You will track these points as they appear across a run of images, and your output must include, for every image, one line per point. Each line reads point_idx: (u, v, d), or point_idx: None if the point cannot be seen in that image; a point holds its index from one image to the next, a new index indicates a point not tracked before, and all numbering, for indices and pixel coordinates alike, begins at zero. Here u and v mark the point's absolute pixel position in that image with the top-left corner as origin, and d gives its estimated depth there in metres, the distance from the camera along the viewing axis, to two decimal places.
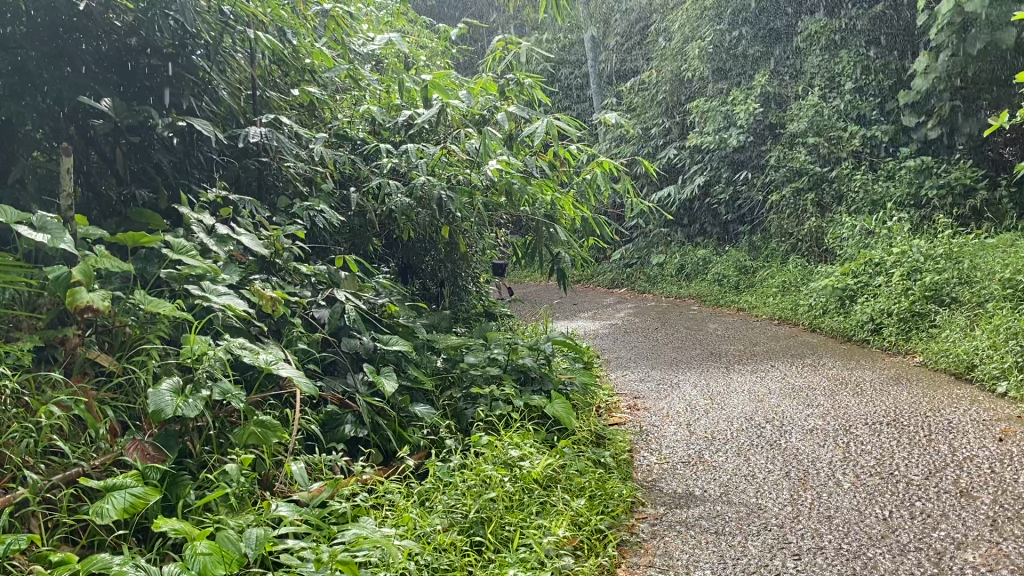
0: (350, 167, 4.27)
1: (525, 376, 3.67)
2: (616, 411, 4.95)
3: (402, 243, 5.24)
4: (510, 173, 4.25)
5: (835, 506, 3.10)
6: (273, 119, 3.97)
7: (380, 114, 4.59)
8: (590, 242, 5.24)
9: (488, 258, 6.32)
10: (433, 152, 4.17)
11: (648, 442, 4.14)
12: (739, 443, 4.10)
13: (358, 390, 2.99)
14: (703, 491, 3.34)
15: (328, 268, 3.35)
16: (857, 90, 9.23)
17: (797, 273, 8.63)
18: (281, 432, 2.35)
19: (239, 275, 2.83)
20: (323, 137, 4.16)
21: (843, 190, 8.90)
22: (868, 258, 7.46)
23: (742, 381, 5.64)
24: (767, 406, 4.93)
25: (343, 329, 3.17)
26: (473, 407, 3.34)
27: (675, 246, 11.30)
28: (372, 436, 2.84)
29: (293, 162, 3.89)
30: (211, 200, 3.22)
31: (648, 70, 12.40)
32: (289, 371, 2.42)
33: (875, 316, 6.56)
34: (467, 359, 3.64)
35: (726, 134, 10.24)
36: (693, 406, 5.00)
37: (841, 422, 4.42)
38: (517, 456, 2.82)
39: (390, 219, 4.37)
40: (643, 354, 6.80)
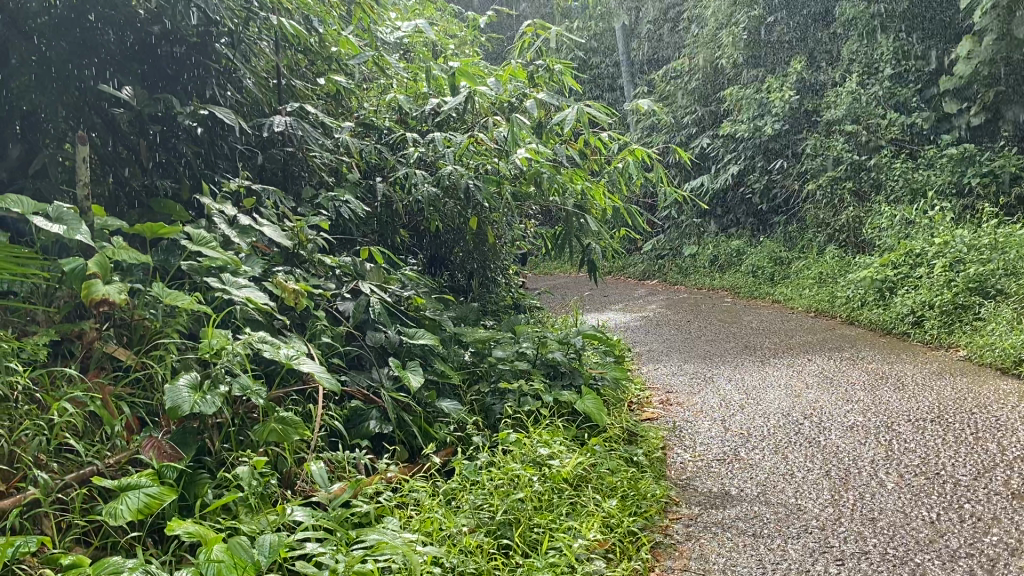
0: (376, 157, 4.20)
1: (555, 371, 3.58)
2: (649, 406, 4.84)
3: (430, 235, 5.16)
4: (540, 162, 4.15)
5: (879, 508, 2.97)
6: (299, 108, 3.91)
7: (407, 103, 4.51)
8: (623, 233, 5.12)
9: (518, 249, 6.23)
10: (460, 140, 4.06)
11: (681, 439, 4.03)
12: (776, 440, 3.97)
13: (383, 385, 2.92)
14: (740, 490, 3.23)
15: (353, 260, 3.28)
16: (897, 76, 8.99)
17: (834, 264, 8.44)
18: (303, 429, 2.28)
19: (261, 267, 2.77)
20: (349, 127, 4.09)
21: (882, 179, 8.68)
22: (908, 249, 7.26)
23: (778, 375, 5.50)
24: (804, 401, 4.79)
25: (368, 323, 3.09)
26: (501, 402, 3.26)
27: (709, 237, 11.13)
28: (397, 433, 2.76)
29: (319, 152, 3.83)
30: (234, 190, 3.16)
31: (681, 57, 12.20)
32: (311, 366, 2.34)
33: (916, 308, 6.37)
34: (495, 353, 3.55)
35: (761, 122, 10.05)
36: (728, 401, 4.87)
37: (882, 419, 4.27)
38: (547, 455, 2.73)
39: (417, 211, 4.29)
40: (676, 347, 6.68)
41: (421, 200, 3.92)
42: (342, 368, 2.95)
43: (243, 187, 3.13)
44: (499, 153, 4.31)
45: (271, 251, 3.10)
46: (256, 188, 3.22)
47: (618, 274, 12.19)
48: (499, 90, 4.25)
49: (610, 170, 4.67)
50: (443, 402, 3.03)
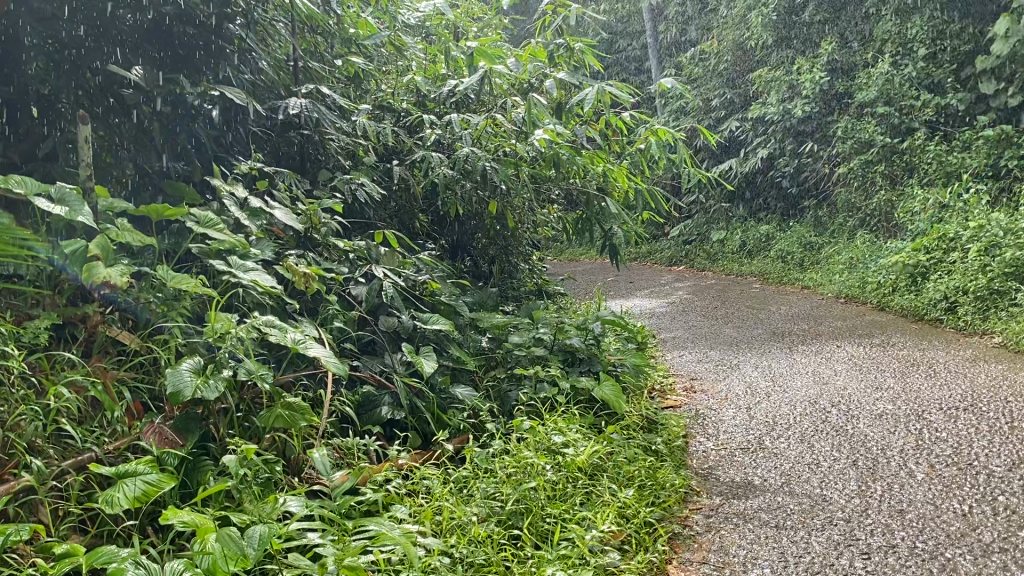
0: (393, 139, 4.14)
1: (573, 357, 3.50)
2: (672, 394, 4.75)
3: (450, 219, 5.10)
4: (559, 144, 4.06)
5: (908, 500, 2.86)
6: (314, 89, 3.85)
7: (426, 84, 4.44)
8: (646, 216, 5.02)
9: (541, 234, 6.15)
10: (477, 121, 3.97)
11: (705, 427, 3.94)
12: (801, 428, 3.87)
13: (395, 370, 2.85)
14: (764, 480, 3.14)
15: (367, 244, 3.22)
16: (932, 56, 8.77)
17: (866, 249, 8.26)
18: (309, 415, 2.21)
19: (271, 250, 2.71)
20: (366, 109, 4.03)
21: (915, 162, 8.48)
22: (942, 233, 7.08)
23: (806, 362, 5.38)
24: (832, 388, 4.68)
25: (381, 308, 3.03)
26: (517, 389, 3.19)
27: (737, 222, 10.96)
28: (409, 419, 2.70)
29: (335, 134, 3.77)
30: (246, 172, 3.11)
31: (709, 39, 12.01)
32: (318, 351, 2.28)
33: (949, 294, 6.22)
34: (512, 339, 3.48)
35: (790, 105, 9.86)
36: (753, 389, 4.77)
37: (912, 407, 4.15)
38: (561, 443, 2.66)
39: (435, 194, 4.23)
40: (701, 334, 6.57)
41: (438, 182, 3.85)
42: (354, 353, 2.89)
43: (255, 169, 3.08)
44: (519, 135, 4.23)
45: (283, 234, 3.04)
46: (268, 170, 3.17)
47: (645, 260, 12.06)
48: (519, 70, 4.18)
49: (632, 152, 4.57)
50: (457, 389, 2.97)
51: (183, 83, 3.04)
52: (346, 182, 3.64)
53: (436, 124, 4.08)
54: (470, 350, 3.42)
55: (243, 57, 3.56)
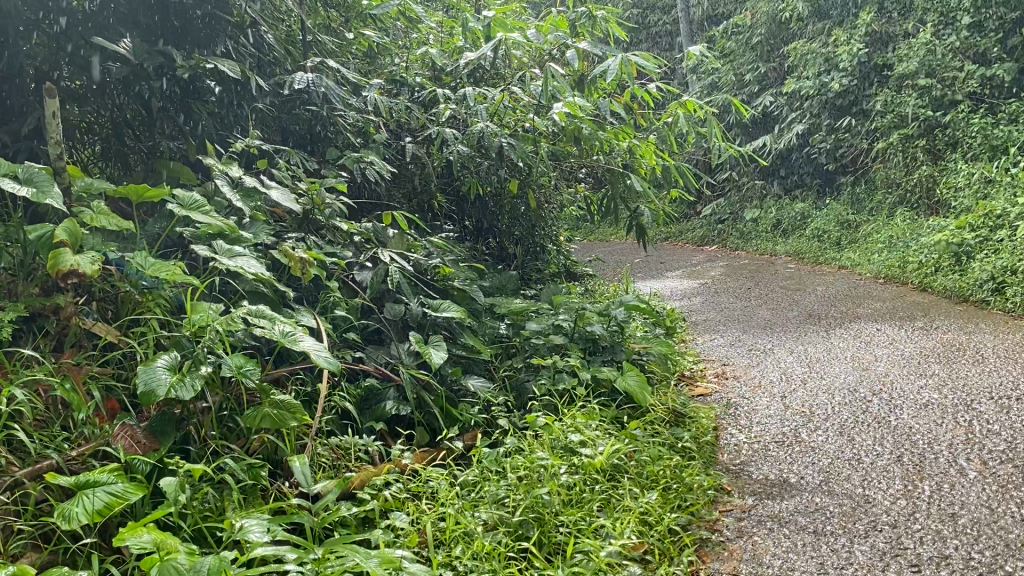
0: (406, 115, 3.93)
1: (595, 346, 3.28)
2: (702, 381, 4.52)
3: (469, 199, 4.88)
4: (580, 118, 3.82)
5: (960, 502, 2.62)
6: (321, 63, 3.65)
7: (441, 56, 4.22)
8: (674, 195, 4.77)
9: (565, 214, 5.91)
10: (493, 94, 3.74)
11: (737, 418, 3.70)
12: (840, 420, 3.62)
13: (402, 361, 2.66)
14: (800, 478, 2.91)
15: (374, 226, 3.02)
16: (976, 25, 8.37)
17: (907, 227, 7.92)
18: (300, 414, 2.03)
19: (267, 234, 2.53)
20: (377, 83, 3.82)
21: (959, 136, 8.10)
22: (988, 210, 6.74)
23: (844, 347, 5.10)
24: (872, 375, 4.41)
25: (387, 295, 2.84)
26: (534, 380, 2.99)
27: (771, 200, 10.62)
28: (416, 415, 2.51)
29: (343, 110, 3.57)
30: (244, 150, 2.91)
31: (742, 11, 11.63)
32: (309, 345, 2.08)
33: (996, 274, 5.90)
34: (530, 326, 3.27)
35: (827, 78, 9.50)
36: (788, 375, 4.51)
37: (960, 396, 3.88)
38: (578, 442, 2.44)
39: (452, 173, 4.02)
40: (734, 317, 6.31)
41: (452, 160, 3.63)
42: (358, 344, 2.70)
43: (255, 146, 2.88)
44: (538, 109, 4.00)
45: (283, 217, 2.85)
46: (269, 148, 2.97)
47: (675, 239, 11.76)
48: (539, 41, 3.94)
49: (659, 126, 4.31)
50: (469, 381, 2.77)
51: (175, 55, 2.82)
52: (355, 160, 3.44)
53: (451, 98, 3.86)
54: (485, 338, 3.22)
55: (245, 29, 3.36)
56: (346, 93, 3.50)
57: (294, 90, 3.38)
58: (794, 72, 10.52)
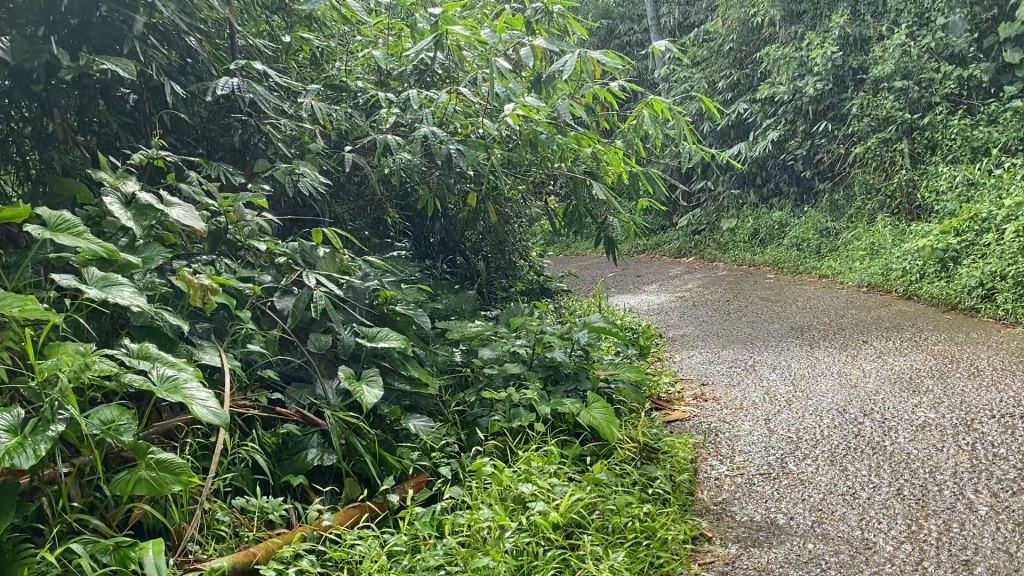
0: (347, 123, 3.58)
1: (556, 373, 2.93)
2: (680, 404, 4.18)
3: (425, 214, 4.53)
4: (536, 120, 3.46)
5: (973, 546, 2.28)
6: (247, 65, 3.29)
7: (386, 59, 3.88)
8: (645, 205, 4.46)
9: (530, 228, 5.56)
10: (440, 97, 3.40)
11: (718, 447, 3.36)
12: (831, 446, 3.29)
13: (327, 403, 2.31)
14: (789, 519, 2.56)
15: (300, 245, 2.67)
16: (951, 26, 8.16)
17: (888, 233, 7.64)
18: (187, 476, 1.69)
19: (164, 258, 2.19)
20: (315, 89, 3.48)
21: (938, 139, 7.86)
22: (973, 213, 6.47)
23: (830, 362, 4.79)
24: (862, 393, 4.08)
25: (313, 323, 2.49)
26: (487, 416, 2.64)
27: (748, 209, 10.33)
28: (343, 465, 2.16)
29: (274, 118, 3.23)
30: (143, 162, 2.54)
31: (713, 18, 11.39)
32: (203, 394, 1.73)
33: (985, 280, 5.62)
34: (484, 353, 2.92)
35: (802, 83, 9.27)
36: (772, 395, 4.18)
37: (959, 416, 3.55)
38: (529, 494, 2.07)
39: (399, 185, 3.67)
40: (712, 331, 5.98)
41: (395, 171, 3.28)
42: (278, 383, 2.35)
43: (159, 159, 2.55)
44: (492, 113, 3.67)
45: (194, 239, 2.51)
46: (176, 159, 2.60)
47: (651, 252, 11.45)
48: (492, 39, 3.61)
49: (626, 129, 3.98)
50: (411, 421, 2.41)
51: (57, 52, 2.49)
52: (285, 172, 3.09)
53: (394, 102, 3.53)
54: (433, 369, 2.86)
55: (159, 29, 3.02)
56: (275, 100, 3.18)
57: (216, 96, 3.08)
58: (768, 78, 10.28)
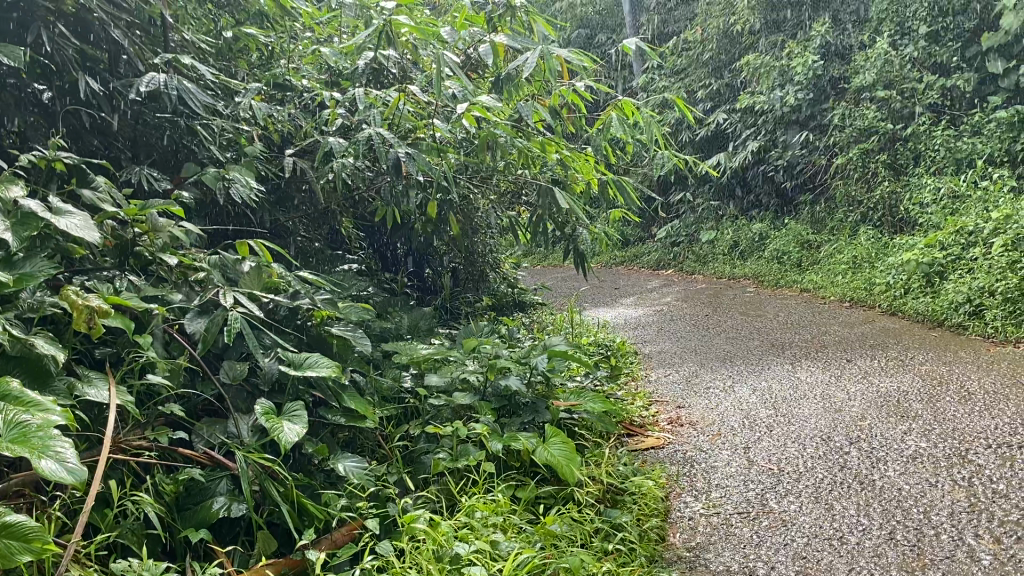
0: (289, 125, 3.29)
1: (512, 404, 2.63)
2: (653, 429, 3.89)
3: (383, 225, 4.23)
4: (494, 121, 3.14)
5: None
6: (176, 60, 3.00)
7: (335, 56, 3.58)
8: (616, 216, 4.18)
9: (497, 240, 5.27)
10: (388, 96, 3.09)
11: (692, 480, 3.08)
12: (815, 479, 3.01)
13: (241, 443, 2.01)
14: (770, 570, 2.27)
15: (222, 259, 2.37)
16: (933, 35, 7.98)
17: (870, 246, 7.41)
18: (39, 545, 1.37)
19: (48, 274, 1.89)
20: (255, 88, 3.19)
21: (921, 149, 7.65)
22: (959, 226, 6.24)
23: (812, 382, 4.52)
24: (846, 418, 3.81)
25: (230, 349, 2.20)
26: (431, 454, 2.34)
27: (727, 221, 10.09)
28: (254, 518, 1.86)
29: (206, 118, 2.94)
30: (39, 163, 2.23)
31: (692, 26, 11.18)
32: (63, 447, 1.41)
33: (973, 295, 5.38)
34: (432, 379, 2.63)
35: (782, 93, 9.04)
36: (751, 420, 3.91)
37: (952, 445, 3.28)
38: (466, 556, 1.76)
39: (348, 193, 3.37)
40: (689, 348, 5.70)
41: (338, 177, 2.97)
42: (185, 419, 2.05)
43: (57, 161, 2.24)
44: (447, 115, 3.38)
45: (98, 252, 2.21)
46: (79, 160, 2.29)
47: (630, 264, 11.18)
48: (449, 36, 3.30)
49: (595, 134, 3.69)
50: (340, 463, 2.12)
51: None
52: (214, 178, 2.80)
53: (339, 101, 3.22)
54: (374, 399, 2.56)
55: (75, 19, 2.74)
56: (207, 98, 2.88)
57: (140, 94, 2.79)
58: (748, 87, 10.07)
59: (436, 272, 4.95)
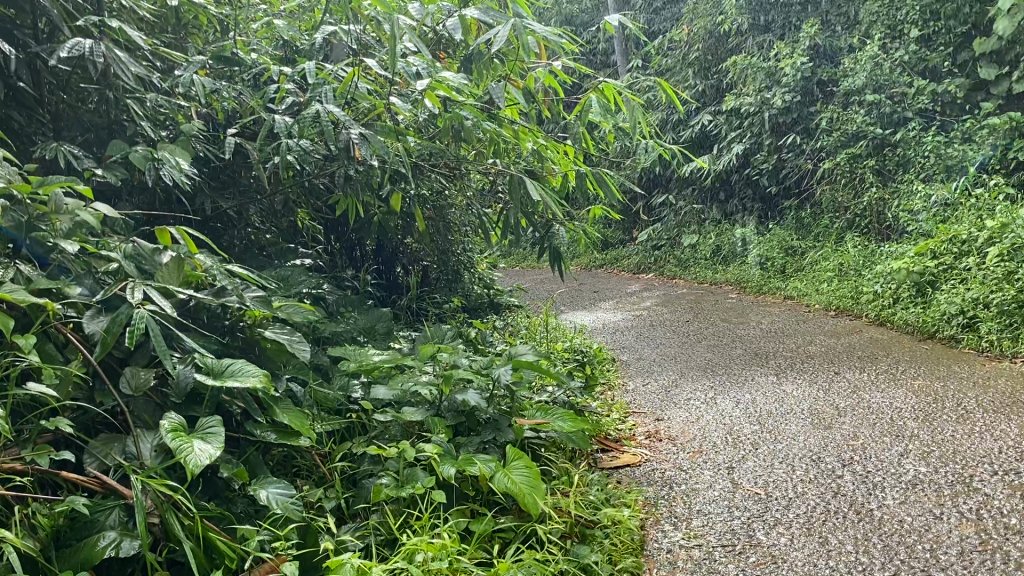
0: (234, 102, 2.97)
1: (470, 420, 2.33)
2: (630, 445, 3.59)
3: (343, 218, 3.92)
4: (459, 104, 2.84)
5: None
6: (106, 26, 2.68)
7: (291, 31, 3.26)
8: (595, 212, 3.87)
9: (468, 236, 4.95)
10: (343, 72, 2.77)
11: (671, 506, 2.78)
12: (806, 508, 2.72)
13: (139, 466, 1.69)
14: None
15: (137, 247, 2.05)
16: (925, 39, 7.73)
17: (857, 253, 7.16)
18: None
19: None
20: (198, 60, 2.87)
21: (910, 156, 7.39)
22: (952, 234, 5.98)
23: (799, 396, 4.24)
24: (838, 437, 3.52)
25: (137, 353, 1.88)
26: (373, 479, 2.03)
27: (709, 224, 9.81)
28: (147, 558, 1.55)
29: (135, 91, 2.62)
30: None
31: (678, 25, 10.89)
32: None
33: (967, 307, 5.13)
34: (381, 389, 2.33)
35: (769, 94, 8.78)
36: (735, 436, 3.62)
37: (955, 471, 3.00)
38: None
39: (299, 180, 3.07)
40: (669, 356, 5.41)
41: (283, 160, 2.66)
42: (77, 436, 1.73)
43: None
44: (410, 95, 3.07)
45: None
46: None
47: (611, 267, 10.89)
48: (414, 9, 2.99)
49: (573, 122, 3.39)
50: (261, 491, 1.81)
51: None
52: (141, 157, 2.48)
53: (290, 77, 2.91)
54: (313, 412, 2.26)
55: None
56: (139, 68, 2.57)
57: (60, 60, 2.47)
58: (734, 88, 9.79)
59: (403, 271, 4.63)
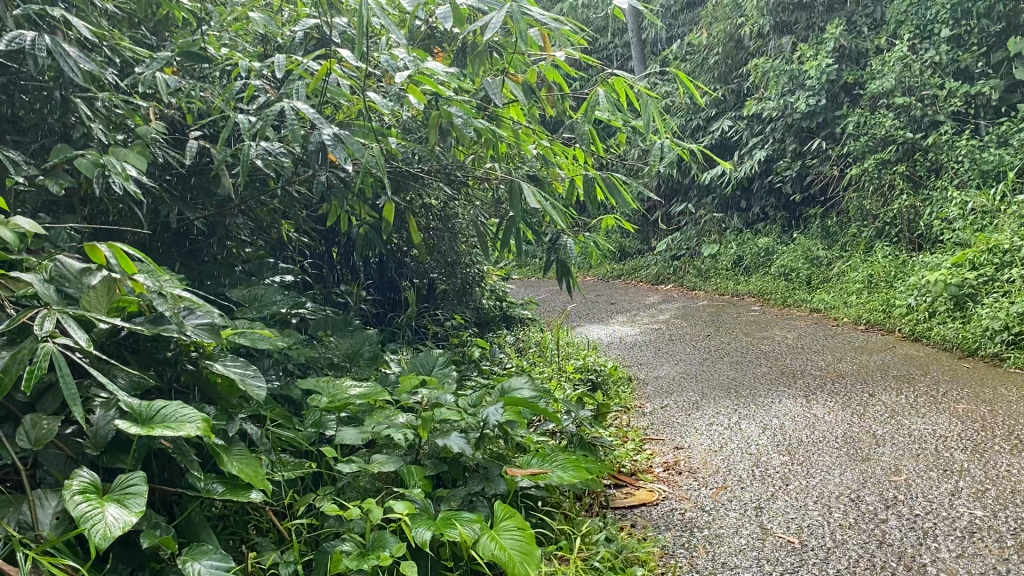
0: (201, 104, 2.67)
1: (455, 468, 2.04)
2: (646, 478, 3.24)
3: (333, 229, 3.62)
4: (448, 101, 2.53)
5: None
6: (53, 16, 2.39)
7: (269, 25, 2.96)
8: (607, 221, 3.55)
9: (472, 248, 4.63)
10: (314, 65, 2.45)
11: (692, 557, 2.44)
12: (848, 562, 2.36)
13: (34, 540, 1.38)
14: None
15: (59, 269, 1.75)
16: (956, 39, 7.35)
17: (888, 263, 6.77)
18: None
19: None
20: (164, 55, 2.54)
21: (942, 161, 6.99)
22: (992, 244, 5.59)
23: (832, 421, 3.87)
24: (879, 471, 3.15)
25: (47, 397, 1.56)
26: (336, 541, 1.72)
27: (731, 233, 9.40)
28: None
29: (84, 88, 2.32)
30: None
31: (697, 29, 10.53)
32: None
33: (1011, 322, 4.75)
34: (351, 429, 2.02)
35: (793, 98, 8.41)
36: (762, 468, 3.26)
37: (1016, 515, 2.64)
38: None
39: (274, 189, 2.77)
40: (689, 374, 5.05)
41: (246, 166, 2.36)
42: None
43: None
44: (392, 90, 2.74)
45: None
46: None
47: (629, 277, 10.53)
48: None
49: (582, 123, 3.07)
50: (193, 564, 1.49)
51: None
52: (88, 163, 2.17)
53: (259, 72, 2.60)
54: (273, 456, 1.95)
55: None
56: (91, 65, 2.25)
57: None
58: (755, 93, 9.44)
59: (402, 286, 4.32)
